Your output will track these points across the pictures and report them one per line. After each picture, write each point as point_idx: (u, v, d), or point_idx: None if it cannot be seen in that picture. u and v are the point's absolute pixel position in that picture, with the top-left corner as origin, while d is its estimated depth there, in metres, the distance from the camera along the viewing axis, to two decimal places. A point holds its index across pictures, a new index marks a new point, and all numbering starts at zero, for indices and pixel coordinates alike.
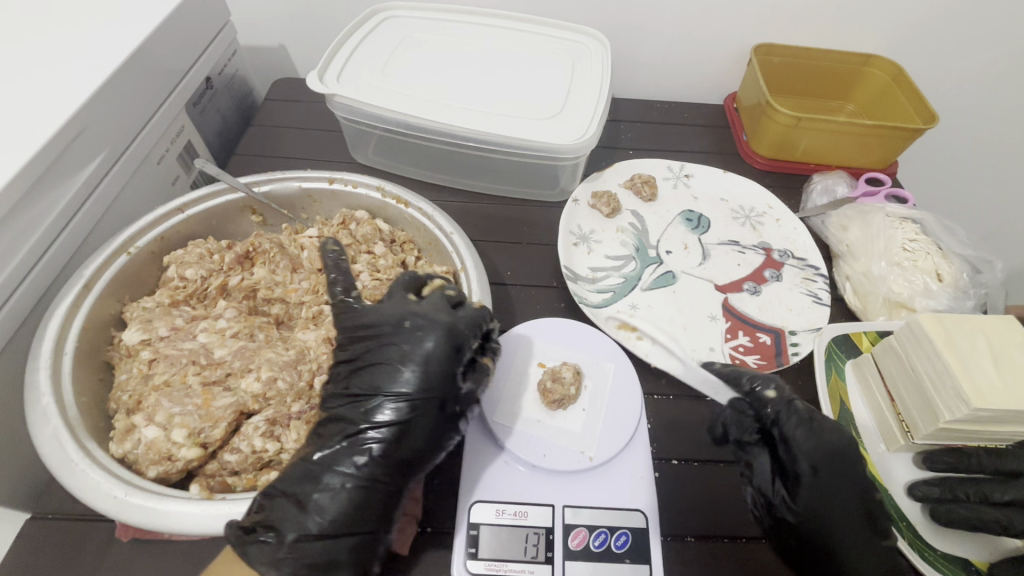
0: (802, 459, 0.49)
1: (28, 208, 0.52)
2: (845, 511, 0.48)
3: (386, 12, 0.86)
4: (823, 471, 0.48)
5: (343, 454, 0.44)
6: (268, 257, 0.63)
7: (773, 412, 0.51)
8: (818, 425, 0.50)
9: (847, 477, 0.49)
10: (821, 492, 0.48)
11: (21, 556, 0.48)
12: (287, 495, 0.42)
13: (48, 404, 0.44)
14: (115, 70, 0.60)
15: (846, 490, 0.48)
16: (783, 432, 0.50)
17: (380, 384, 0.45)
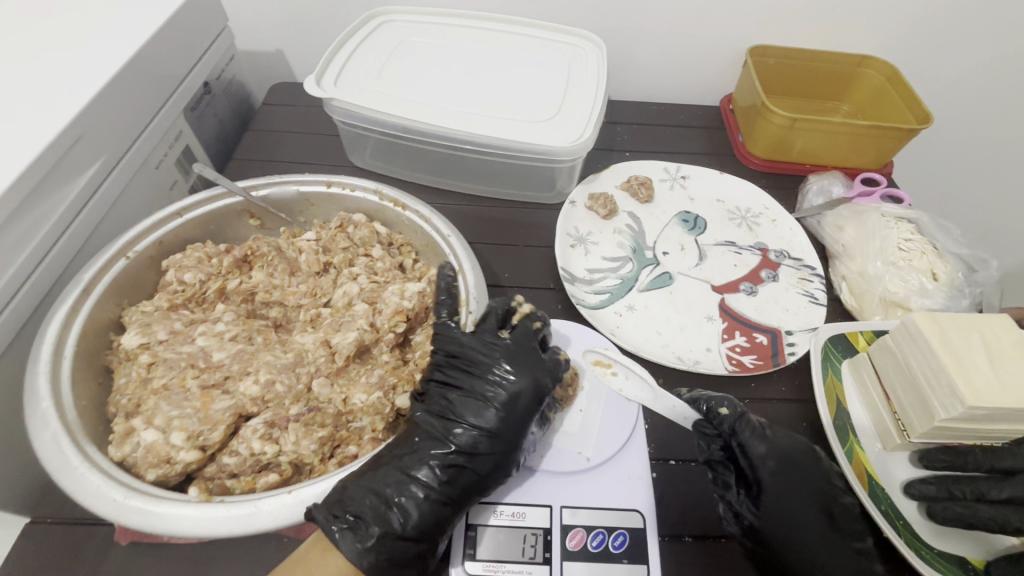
0: (759, 466, 0.51)
1: (28, 214, 0.52)
2: (804, 517, 0.50)
3: (382, 16, 0.86)
4: (778, 476, 0.51)
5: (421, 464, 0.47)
6: (266, 260, 0.63)
7: (728, 425, 0.52)
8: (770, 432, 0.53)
9: (807, 479, 0.51)
10: (781, 495, 0.51)
11: (22, 560, 0.48)
12: (368, 496, 0.45)
13: (48, 407, 0.45)
14: (114, 76, 0.60)
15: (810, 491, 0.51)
16: (740, 442, 0.52)
17: (462, 409, 0.49)
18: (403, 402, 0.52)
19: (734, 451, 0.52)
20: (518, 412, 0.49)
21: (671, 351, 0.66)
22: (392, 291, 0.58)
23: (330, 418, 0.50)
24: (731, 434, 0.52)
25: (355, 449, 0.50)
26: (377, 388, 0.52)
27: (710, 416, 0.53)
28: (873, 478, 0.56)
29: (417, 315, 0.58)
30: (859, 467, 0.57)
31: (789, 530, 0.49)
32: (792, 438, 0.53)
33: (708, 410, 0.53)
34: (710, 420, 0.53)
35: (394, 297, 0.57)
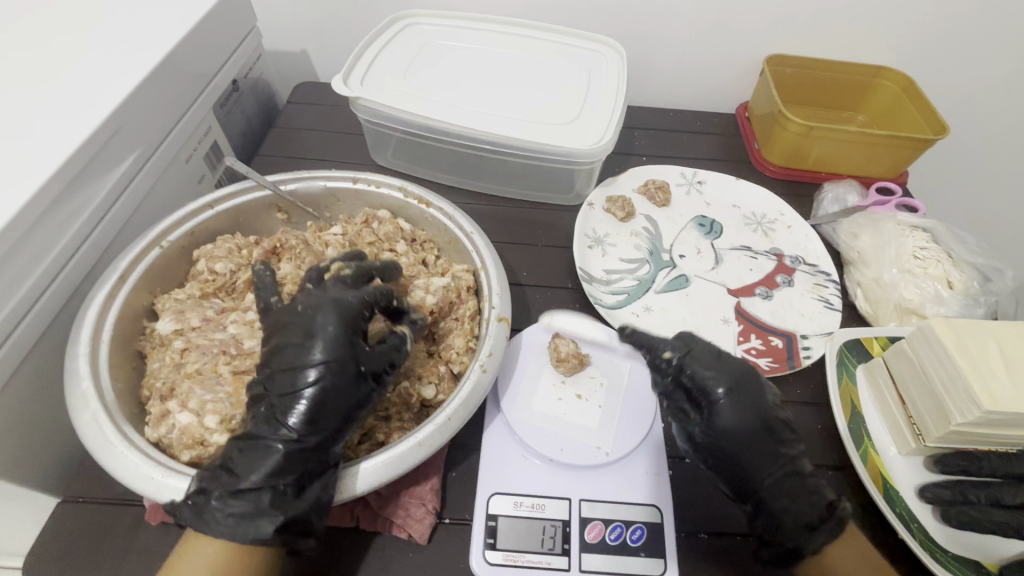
0: (708, 389, 0.51)
1: (69, 202, 0.54)
2: (755, 449, 0.50)
3: (407, 19, 0.88)
4: (729, 404, 0.51)
5: (286, 412, 0.44)
6: (294, 253, 0.64)
7: (674, 363, 0.54)
8: (717, 361, 0.53)
9: (752, 399, 0.51)
10: (734, 423, 0.51)
11: (55, 537, 0.50)
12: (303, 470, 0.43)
13: (87, 388, 0.46)
14: (150, 71, 0.62)
15: (747, 404, 0.51)
16: (688, 376, 0.52)
17: (330, 394, 0.44)
18: (428, 392, 0.54)
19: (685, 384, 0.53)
20: (285, 377, 0.45)
21: None
22: (418, 285, 0.60)
23: None
24: (676, 368, 0.53)
25: (383, 437, 0.52)
26: (405, 379, 0.54)
27: (657, 359, 0.55)
28: (888, 481, 0.57)
29: (441, 309, 0.59)
30: (875, 469, 0.57)
31: (737, 446, 0.50)
32: (742, 364, 0.54)
33: (655, 353, 0.55)
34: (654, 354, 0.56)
35: (420, 292, 0.59)
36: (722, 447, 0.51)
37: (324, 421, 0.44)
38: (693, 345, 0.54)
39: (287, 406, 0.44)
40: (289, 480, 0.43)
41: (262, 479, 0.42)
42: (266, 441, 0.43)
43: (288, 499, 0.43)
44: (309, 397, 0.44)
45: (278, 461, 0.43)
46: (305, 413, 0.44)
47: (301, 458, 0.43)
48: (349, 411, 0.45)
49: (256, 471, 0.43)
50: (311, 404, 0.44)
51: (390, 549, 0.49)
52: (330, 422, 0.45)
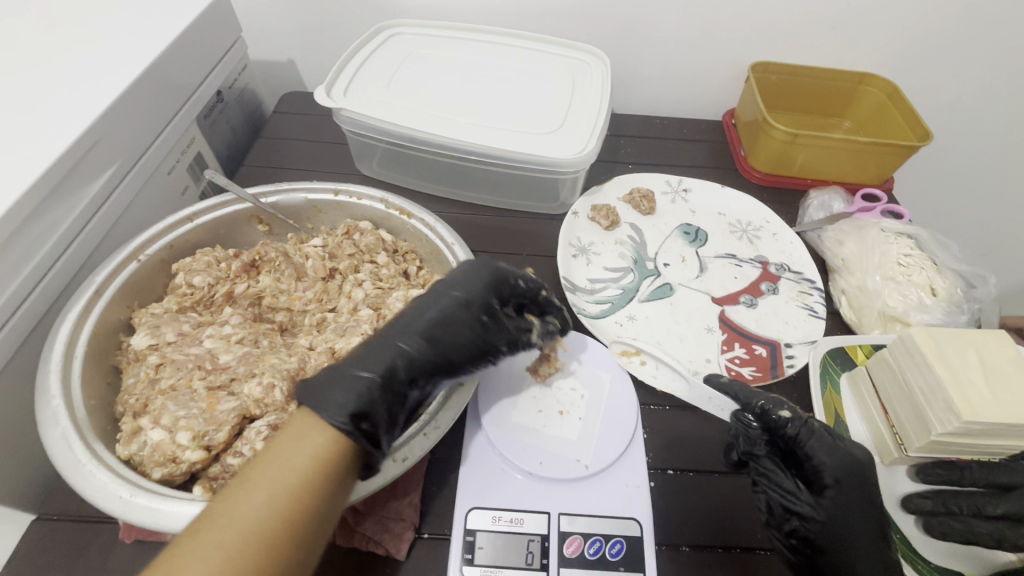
0: (823, 471, 0.51)
1: (45, 215, 0.54)
2: (860, 531, 0.49)
3: (393, 29, 0.88)
4: (843, 486, 0.50)
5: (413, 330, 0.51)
6: (273, 266, 0.63)
7: (793, 430, 0.52)
8: (837, 442, 0.52)
9: (863, 486, 0.51)
10: (844, 504, 0.50)
11: (28, 557, 0.49)
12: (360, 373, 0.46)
13: (58, 406, 0.46)
14: (131, 83, 0.62)
15: (859, 494, 0.50)
16: (805, 450, 0.52)
17: (438, 330, 0.52)
18: None
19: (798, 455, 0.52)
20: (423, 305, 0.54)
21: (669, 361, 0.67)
22: (396, 297, 0.59)
23: None
24: (794, 442, 0.52)
25: None
26: None
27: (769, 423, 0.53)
28: None
29: None
30: None
31: (841, 531, 0.50)
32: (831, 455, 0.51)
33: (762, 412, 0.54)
34: (767, 425, 0.53)
35: (398, 304, 0.59)
36: (835, 532, 0.50)
37: (430, 368, 0.50)
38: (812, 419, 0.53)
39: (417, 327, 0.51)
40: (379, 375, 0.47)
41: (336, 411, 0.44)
42: (363, 375, 0.46)
43: (367, 396, 0.45)
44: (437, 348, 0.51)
45: (372, 392, 0.46)
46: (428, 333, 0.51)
47: (387, 387, 0.47)
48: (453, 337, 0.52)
49: (352, 400, 0.45)
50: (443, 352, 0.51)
51: (366, 565, 0.49)
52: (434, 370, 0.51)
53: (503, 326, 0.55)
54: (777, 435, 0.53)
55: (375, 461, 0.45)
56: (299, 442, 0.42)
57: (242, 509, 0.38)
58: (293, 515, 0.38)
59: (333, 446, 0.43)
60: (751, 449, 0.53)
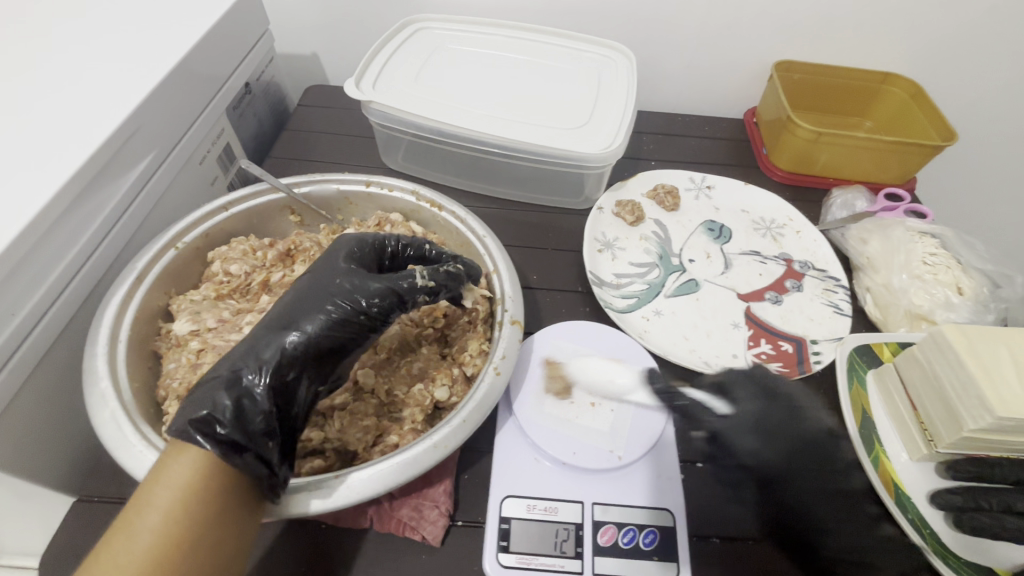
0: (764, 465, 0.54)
1: (87, 202, 0.54)
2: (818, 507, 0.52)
3: (419, 23, 0.89)
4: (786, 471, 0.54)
5: (277, 332, 0.46)
6: (308, 255, 0.64)
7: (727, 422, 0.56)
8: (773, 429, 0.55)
9: (809, 465, 0.54)
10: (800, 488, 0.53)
11: (71, 536, 0.50)
12: (219, 388, 0.43)
13: (106, 387, 0.47)
14: (167, 73, 0.63)
15: (812, 471, 0.54)
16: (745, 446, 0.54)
17: (297, 313, 0.47)
18: (441, 394, 0.54)
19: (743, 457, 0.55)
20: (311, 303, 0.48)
21: (697, 356, 0.67)
22: None
23: (374, 408, 0.53)
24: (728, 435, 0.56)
25: (396, 439, 0.52)
26: (419, 381, 0.55)
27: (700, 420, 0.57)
28: (899, 488, 0.57)
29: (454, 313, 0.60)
30: (886, 476, 0.57)
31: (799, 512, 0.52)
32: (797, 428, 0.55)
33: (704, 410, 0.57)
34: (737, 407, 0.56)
35: None
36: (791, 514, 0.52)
37: (294, 355, 0.45)
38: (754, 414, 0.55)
39: (283, 329, 0.46)
40: (245, 394, 0.43)
41: (191, 425, 0.41)
42: (220, 378, 0.43)
43: (233, 418, 0.41)
44: (302, 330, 0.46)
45: (220, 403, 0.41)
46: (270, 330, 0.46)
47: (269, 393, 0.43)
48: (321, 339, 0.47)
49: (204, 406, 0.41)
50: (308, 334, 0.46)
51: (402, 549, 0.50)
52: (303, 355, 0.46)
53: (367, 288, 0.49)
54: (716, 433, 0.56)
55: (278, 481, 0.43)
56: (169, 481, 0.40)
57: (111, 563, 0.37)
58: (163, 555, 0.38)
59: (198, 477, 0.40)
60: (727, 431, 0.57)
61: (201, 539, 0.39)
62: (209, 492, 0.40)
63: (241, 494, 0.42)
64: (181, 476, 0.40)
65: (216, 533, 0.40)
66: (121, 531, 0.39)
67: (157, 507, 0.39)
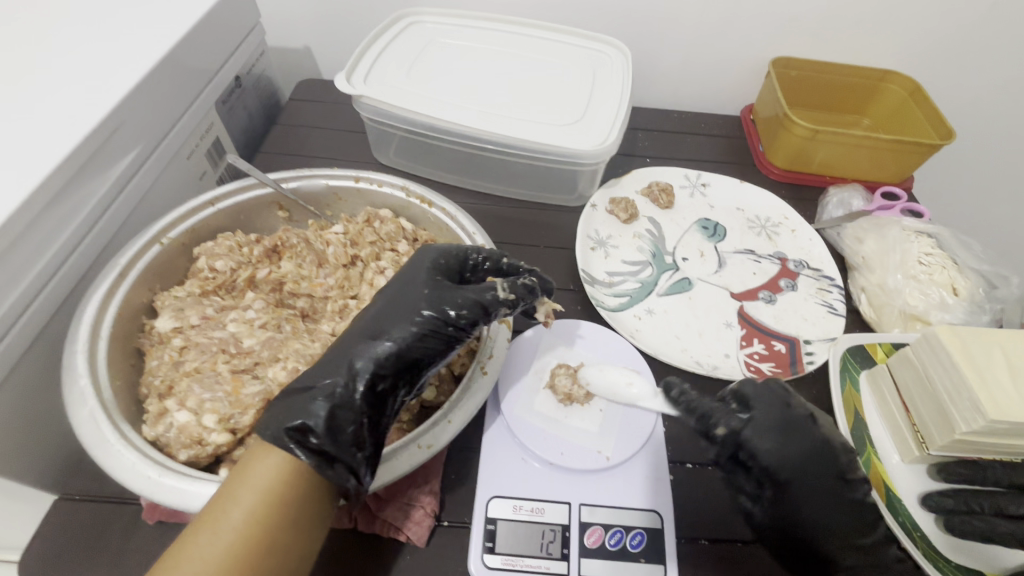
0: (776, 472, 0.45)
1: (70, 196, 0.53)
2: (824, 521, 0.46)
3: (412, 17, 0.88)
4: (796, 483, 0.46)
5: (371, 344, 0.46)
6: (295, 251, 0.64)
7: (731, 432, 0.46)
8: (783, 432, 0.46)
9: (822, 478, 0.46)
10: (807, 501, 0.46)
11: (50, 534, 0.49)
12: (312, 401, 0.42)
13: (85, 385, 0.46)
14: (153, 65, 0.62)
15: (831, 490, 0.46)
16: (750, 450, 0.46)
17: (388, 323, 0.47)
18: (427, 393, 0.54)
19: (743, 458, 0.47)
20: (397, 313, 0.48)
21: (689, 355, 0.66)
22: None
23: None
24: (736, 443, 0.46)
25: None
26: None
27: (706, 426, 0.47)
28: (890, 489, 0.57)
29: None
30: (877, 478, 0.57)
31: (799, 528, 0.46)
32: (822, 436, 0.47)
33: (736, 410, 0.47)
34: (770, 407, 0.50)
35: None
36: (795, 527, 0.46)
37: (385, 364, 0.45)
38: (792, 406, 0.47)
39: (376, 340, 0.46)
40: (339, 406, 0.42)
41: (286, 432, 0.41)
42: (318, 388, 0.43)
43: (327, 428, 0.41)
44: (393, 339, 0.46)
45: (317, 413, 0.41)
46: (363, 344, 0.46)
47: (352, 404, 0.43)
48: (411, 350, 0.46)
49: (299, 416, 0.42)
50: (399, 343, 0.46)
51: (388, 550, 0.49)
52: (394, 365, 0.45)
53: (455, 296, 0.49)
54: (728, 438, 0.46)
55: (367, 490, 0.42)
56: (250, 481, 0.40)
57: (192, 558, 0.36)
58: (244, 555, 0.37)
59: (281, 474, 0.40)
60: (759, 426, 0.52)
61: (282, 540, 0.39)
62: (292, 492, 0.40)
63: (321, 498, 0.41)
64: (263, 477, 0.40)
65: (298, 532, 0.39)
66: (203, 528, 0.38)
67: (241, 505, 0.38)
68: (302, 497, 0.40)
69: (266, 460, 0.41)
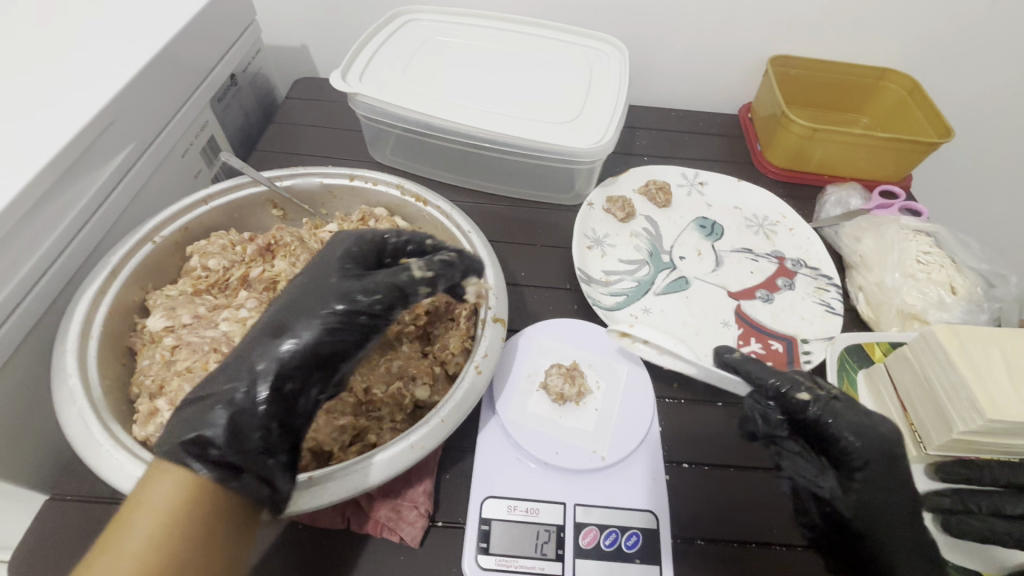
0: (867, 457, 0.49)
1: (61, 194, 0.53)
2: (892, 511, 0.49)
3: (409, 15, 0.87)
4: (873, 467, 0.49)
5: (270, 342, 0.43)
6: (289, 250, 0.62)
7: (813, 413, 0.51)
8: (867, 418, 0.50)
9: (898, 473, 0.49)
10: (879, 485, 0.49)
11: (38, 537, 0.49)
12: (212, 412, 0.40)
13: (75, 385, 0.46)
14: (147, 62, 0.61)
15: (892, 474, 0.49)
16: (832, 433, 0.50)
17: (291, 318, 0.45)
18: (421, 393, 0.53)
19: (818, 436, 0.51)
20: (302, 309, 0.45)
21: None
22: None
23: (351, 407, 0.51)
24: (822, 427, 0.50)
25: (374, 439, 0.51)
26: (397, 380, 0.53)
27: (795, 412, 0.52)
28: None
29: (436, 310, 0.59)
30: None
31: (876, 519, 0.49)
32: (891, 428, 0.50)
33: (780, 396, 0.52)
34: (786, 408, 0.52)
35: None
36: (867, 516, 0.49)
37: (295, 365, 0.43)
38: (837, 397, 0.51)
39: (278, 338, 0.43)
40: (245, 412, 0.40)
41: (184, 446, 0.38)
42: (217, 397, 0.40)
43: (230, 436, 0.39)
44: (299, 336, 0.43)
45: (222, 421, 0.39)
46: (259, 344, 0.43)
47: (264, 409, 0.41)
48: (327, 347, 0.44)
49: (196, 428, 0.39)
50: (306, 340, 0.43)
51: (381, 552, 0.49)
52: (305, 364, 0.43)
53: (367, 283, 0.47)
54: (800, 417, 0.52)
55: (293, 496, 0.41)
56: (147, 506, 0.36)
57: None
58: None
59: (181, 495, 0.37)
60: (774, 432, 0.54)
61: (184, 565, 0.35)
62: (193, 511, 0.37)
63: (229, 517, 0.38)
64: (161, 499, 0.36)
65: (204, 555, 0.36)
66: (96, 557, 0.34)
67: (137, 530, 0.35)
68: (206, 516, 0.37)
69: (167, 478, 0.37)
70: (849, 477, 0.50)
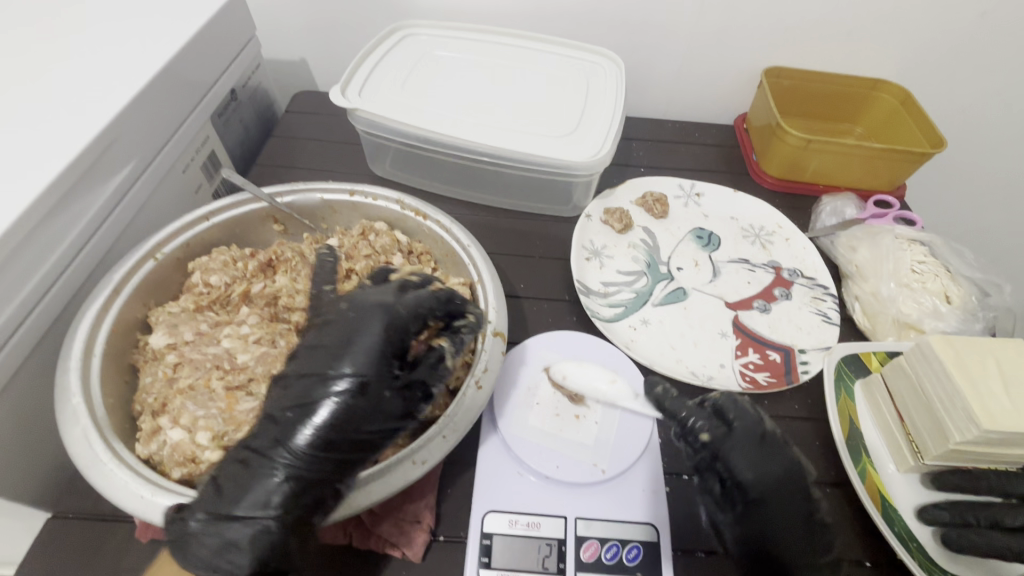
0: (751, 484, 0.49)
1: (63, 214, 0.53)
2: (789, 545, 0.48)
3: (407, 29, 0.88)
4: (766, 498, 0.49)
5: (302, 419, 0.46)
6: (290, 265, 0.64)
7: (711, 445, 0.51)
8: (757, 449, 0.50)
9: (789, 498, 0.49)
10: (771, 517, 0.49)
11: (40, 557, 0.49)
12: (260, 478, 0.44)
13: (78, 404, 0.46)
14: (149, 81, 0.62)
15: (784, 505, 0.49)
16: (724, 462, 0.50)
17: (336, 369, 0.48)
18: None
19: (719, 469, 0.51)
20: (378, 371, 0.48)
21: (685, 366, 0.67)
22: None
23: None
24: (714, 454, 0.51)
25: None
26: None
27: (692, 437, 0.52)
28: (886, 499, 0.56)
29: None
30: (872, 487, 0.56)
31: (775, 550, 0.48)
32: (785, 454, 0.51)
33: (685, 426, 0.53)
34: (687, 436, 0.53)
35: None
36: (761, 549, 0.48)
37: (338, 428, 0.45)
38: (734, 424, 0.52)
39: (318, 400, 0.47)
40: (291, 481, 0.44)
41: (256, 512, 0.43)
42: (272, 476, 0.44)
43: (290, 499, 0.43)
44: (332, 400, 0.46)
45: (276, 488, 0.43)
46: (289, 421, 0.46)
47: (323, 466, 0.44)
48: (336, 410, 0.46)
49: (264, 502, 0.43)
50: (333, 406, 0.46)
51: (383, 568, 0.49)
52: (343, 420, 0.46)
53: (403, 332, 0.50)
54: (702, 449, 0.52)
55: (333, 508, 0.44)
56: None
57: None
58: None
59: None
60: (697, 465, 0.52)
61: None
62: None
63: None
64: None
65: None
66: None
67: None
68: None
69: None
70: (744, 509, 0.49)
